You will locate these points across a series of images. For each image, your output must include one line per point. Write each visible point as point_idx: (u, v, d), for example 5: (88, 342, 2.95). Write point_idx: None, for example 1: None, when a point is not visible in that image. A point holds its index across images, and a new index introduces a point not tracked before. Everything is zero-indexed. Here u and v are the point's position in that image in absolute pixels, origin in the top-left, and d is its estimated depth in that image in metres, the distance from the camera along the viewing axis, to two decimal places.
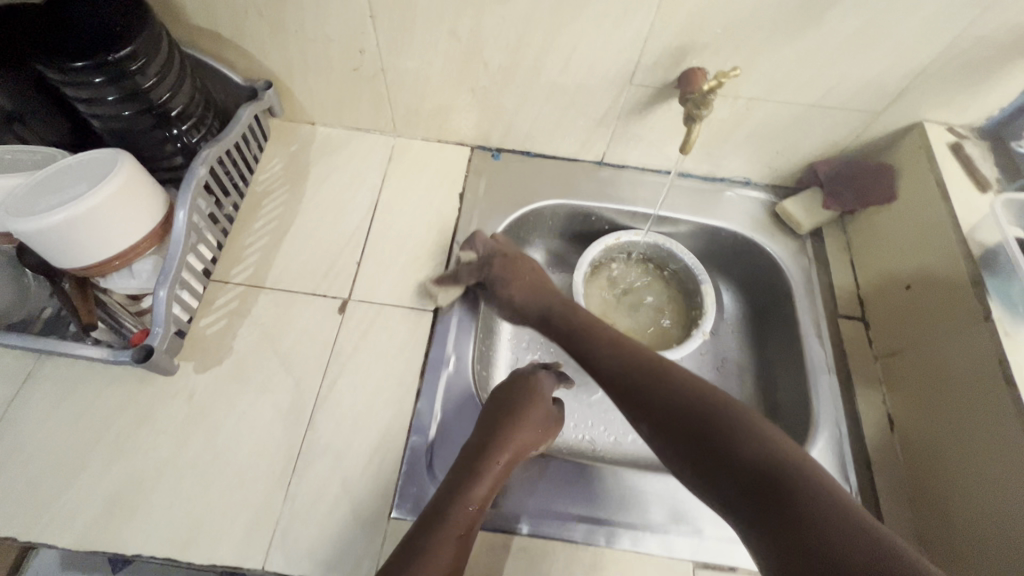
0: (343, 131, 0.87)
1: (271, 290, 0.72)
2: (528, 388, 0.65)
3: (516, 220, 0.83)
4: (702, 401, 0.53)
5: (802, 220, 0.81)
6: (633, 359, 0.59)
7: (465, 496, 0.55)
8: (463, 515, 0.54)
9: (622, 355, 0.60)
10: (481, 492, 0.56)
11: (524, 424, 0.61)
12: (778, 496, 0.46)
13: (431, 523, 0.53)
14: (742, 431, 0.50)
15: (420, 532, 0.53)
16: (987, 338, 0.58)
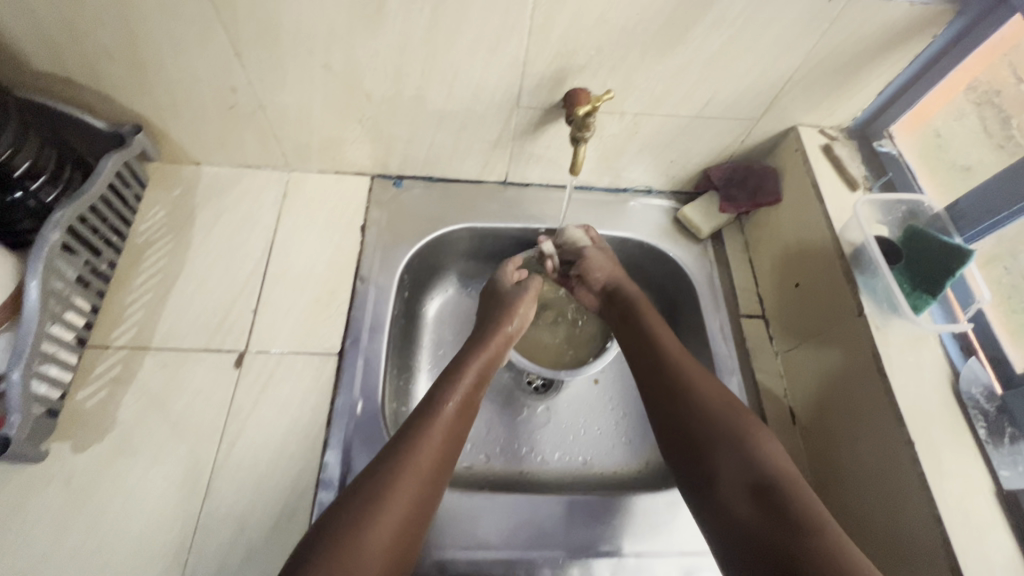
0: (231, 169, 0.82)
1: (158, 351, 0.67)
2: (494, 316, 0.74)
3: (423, 248, 0.81)
4: (729, 414, 0.61)
5: (700, 224, 0.84)
6: (683, 362, 0.66)
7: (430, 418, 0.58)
8: (427, 437, 0.56)
9: (675, 353, 0.68)
10: (447, 416, 0.59)
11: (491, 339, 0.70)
12: (767, 501, 0.54)
13: (401, 440, 0.55)
14: (755, 444, 0.58)
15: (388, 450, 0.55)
16: (862, 333, 0.61)
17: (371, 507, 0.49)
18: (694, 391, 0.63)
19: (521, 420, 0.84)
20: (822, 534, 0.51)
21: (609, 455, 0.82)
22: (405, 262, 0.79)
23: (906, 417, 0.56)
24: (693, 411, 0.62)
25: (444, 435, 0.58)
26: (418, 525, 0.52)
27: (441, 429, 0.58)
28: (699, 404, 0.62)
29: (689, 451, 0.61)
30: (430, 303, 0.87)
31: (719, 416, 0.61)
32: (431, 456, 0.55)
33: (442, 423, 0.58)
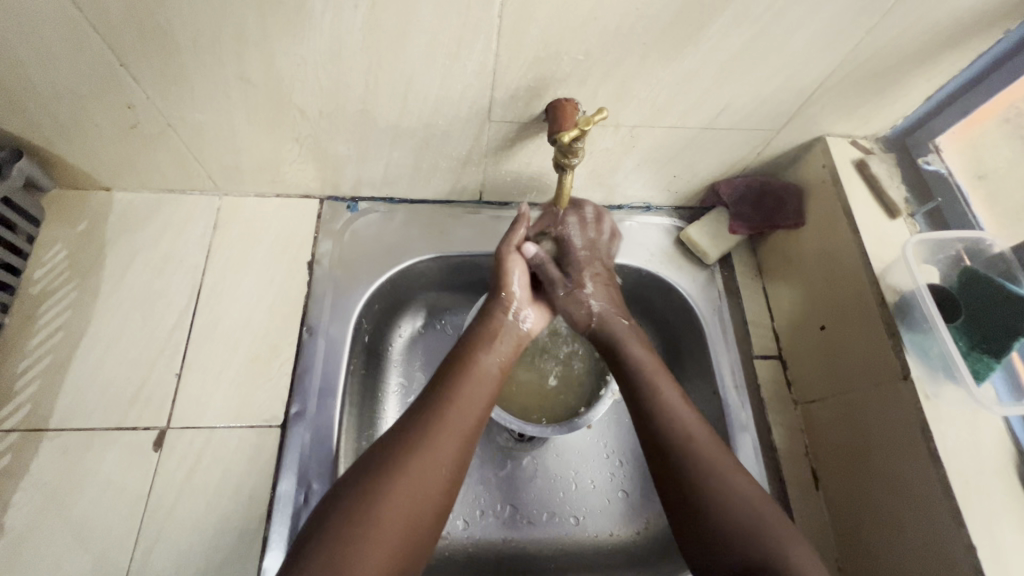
0: (150, 195, 0.68)
1: (57, 433, 0.55)
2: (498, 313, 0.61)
3: (383, 285, 0.69)
4: (759, 527, 0.46)
5: (707, 248, 0.72)
6: (703, 452, 0.50)
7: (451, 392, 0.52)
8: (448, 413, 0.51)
9: (687, 429, 0.51)
10: (450, 423, 0.50)
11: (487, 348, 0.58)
12: None
13: (423, 414, 0.50)
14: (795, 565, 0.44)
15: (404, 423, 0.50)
16: (908, 403, 0.51)
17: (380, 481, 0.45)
18: (719, 493, 0.48)
19: (504, 476, 0.74)
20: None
21: (604, 515, 0.72)
22: (361, 305, 0.66)
23: (963, 511, 0.47)
24: (715, 512, 0.47)
25: (466, 417, 0.51)
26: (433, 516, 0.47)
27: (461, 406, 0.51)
28: (724, 507, 0.47)
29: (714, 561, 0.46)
30: (395, 341, 0.74)
31: (750, 526, 0.46)
32: (451, 436, 0.49)
33: (462, 401, 0.52)
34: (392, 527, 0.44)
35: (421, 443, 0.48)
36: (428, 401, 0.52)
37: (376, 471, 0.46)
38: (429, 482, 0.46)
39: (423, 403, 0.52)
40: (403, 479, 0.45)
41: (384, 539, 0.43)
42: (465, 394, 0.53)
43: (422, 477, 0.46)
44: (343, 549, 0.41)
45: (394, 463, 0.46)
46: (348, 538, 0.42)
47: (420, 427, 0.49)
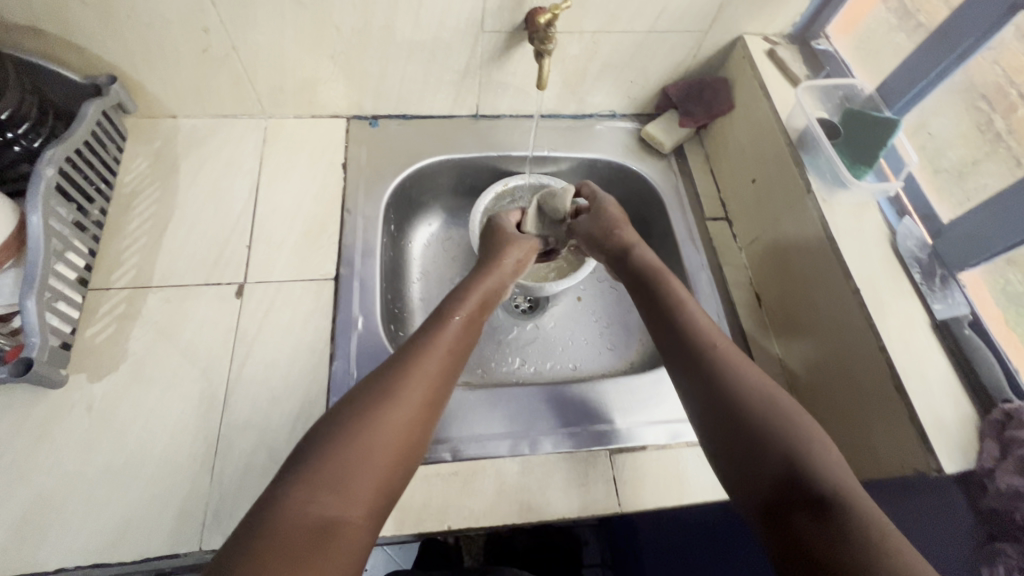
0: (209, 120, 0.84)
1: (160, 288, 0.70)
2: (452, 301, 0.67)
3: (403, 182, 0.85)
4: (790, 423, 0.50)
5: (663, 139, 0.89)
6: (744, 373, 0.55)
7: (411, 371, 0.56)
8: (407, 394, 0.54)
9: (738, 359, 0.57)
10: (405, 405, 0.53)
11: (443, 332, 0.62)
12: (780, 464, 0.48)
13: (371, 385, 0.54)
14: (807, 447, 0.48)
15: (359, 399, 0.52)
16: (811, 207, 0.68)
17: (352, 448, 0.48)
18: (746, 397, 0.53)
19: (511, 338, 0.89)
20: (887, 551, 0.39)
21: (596, 361, 0.88)
22: (388, 193, 0.83)
23: (851, 269, 0.63)
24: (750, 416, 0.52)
25: (423, 395, 0.55)
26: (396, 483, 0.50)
27: (421, 383, 0.55)
28: (760, 411, 0.52)
29: (757, 477, 0.49)
30: (415, 236, 0.91)
31: (785, 420, 0.51)
32: (411, 412, 0.53)
33: (420, 381, 0.55)
34: (364, 493, 0.47)
35: (375, 422, 0.50)
36: (388, 380, 0.54)
37: (334, 445, 0.48)
38: (389, 454, 0.50)
39: (378, 382, 0.54)
40: (363, 449, 0.48)
41: (360, 503, 0.46)
42: (418, 375, 0.56)
43: (381, 451, 0.49)
44: (322, 513, 0.44)
45: (351, 438, 0.49)
46: (318, 502, 0.44)
47: (380, 409, 0.51)
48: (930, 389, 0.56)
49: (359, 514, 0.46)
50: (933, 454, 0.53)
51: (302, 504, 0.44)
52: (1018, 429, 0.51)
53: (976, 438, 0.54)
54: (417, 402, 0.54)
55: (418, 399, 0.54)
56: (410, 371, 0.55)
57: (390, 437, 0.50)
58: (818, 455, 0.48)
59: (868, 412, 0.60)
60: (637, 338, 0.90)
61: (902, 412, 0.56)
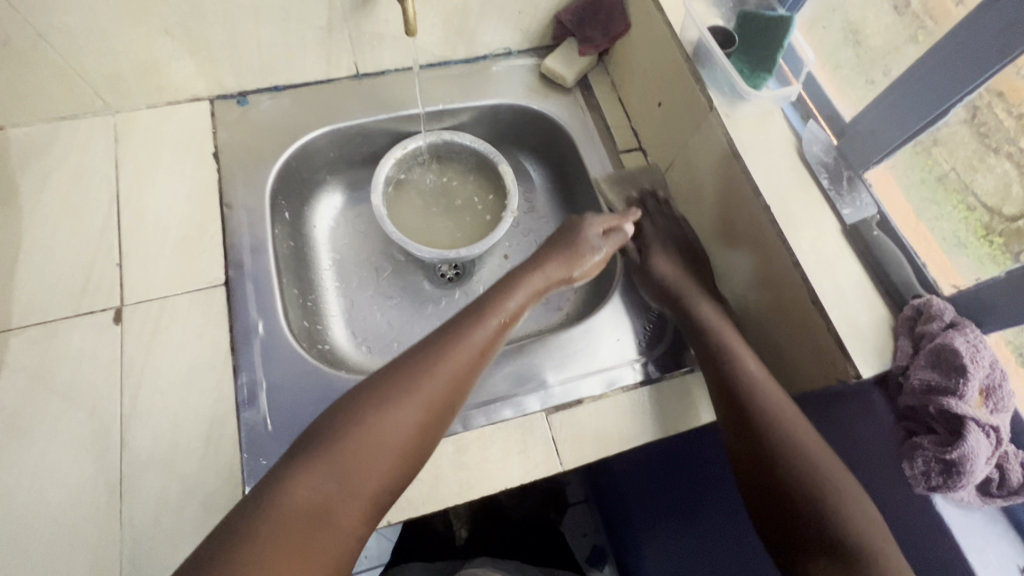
0: (43, 126, 0.72)
1: (22, 329, 0.62)
2: (506, 286, 0.64)
3: (288, 163, 0.77)
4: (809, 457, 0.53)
5: (563, 72, 0.83)
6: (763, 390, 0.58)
7: (435, 360, 0.54)
8: (424, 388, 0.53)
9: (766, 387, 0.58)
10: (417, 400, 0.52)
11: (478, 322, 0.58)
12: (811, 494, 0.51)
13: (404, 362, 0.54)
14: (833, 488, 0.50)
15: (379, 383, 0.53)
16: (716, 125, 0.64)
17: (353, 433, 0.49)
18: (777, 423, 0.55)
19: (440, 311, 0.84)
20: (861, 525, 0.48)
21: None
22: (271, 179, 0.75)
23: (760, 186, 0.60)
24: (760, 405, 0.57)
25: (438, 391, 0.53)
26: (398, 482, 0.51)
27: (447, 379, 0.54)
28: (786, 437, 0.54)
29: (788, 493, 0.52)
30: (319, 219, 0.84)
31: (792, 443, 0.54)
32: (428, 412, 0.52)
33: (440, 373, 0.54)
34: (363, 491, 0.48)
35: (388, 420, 0.50)
36: (415, 371, 0.53)
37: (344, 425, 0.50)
38: (390, 455, 0.50)
39: (401, 370, 0.54)
40: (363, 444, 0.49)
41: (360, 497, 0.48)
42: (438, 368, 0.54)
43: (387, 448, 0.50)
44: (319, 494, 0.47)
45: (353, 428, 0.49)
46: (315, 490, 0.47)
47: (398, 401, 0.51)
48: (845, 298, 0.55)
49: (353, 509, 0.48)
50: (851, 362, 0.53)
51: (304, 487, 0.46)
52: (929, 323, 0.51)
53: (891, 338, 0.54)
54: (433, 398, 0.53)
55: (434, 394, 0.53)
56: (431, 361, 0.54)
57: (390, 441, 0.50)
58: (841, 493, 0.50)
59: (792, 328, 0.59)
60: None
61: (820, 324, 0.55)
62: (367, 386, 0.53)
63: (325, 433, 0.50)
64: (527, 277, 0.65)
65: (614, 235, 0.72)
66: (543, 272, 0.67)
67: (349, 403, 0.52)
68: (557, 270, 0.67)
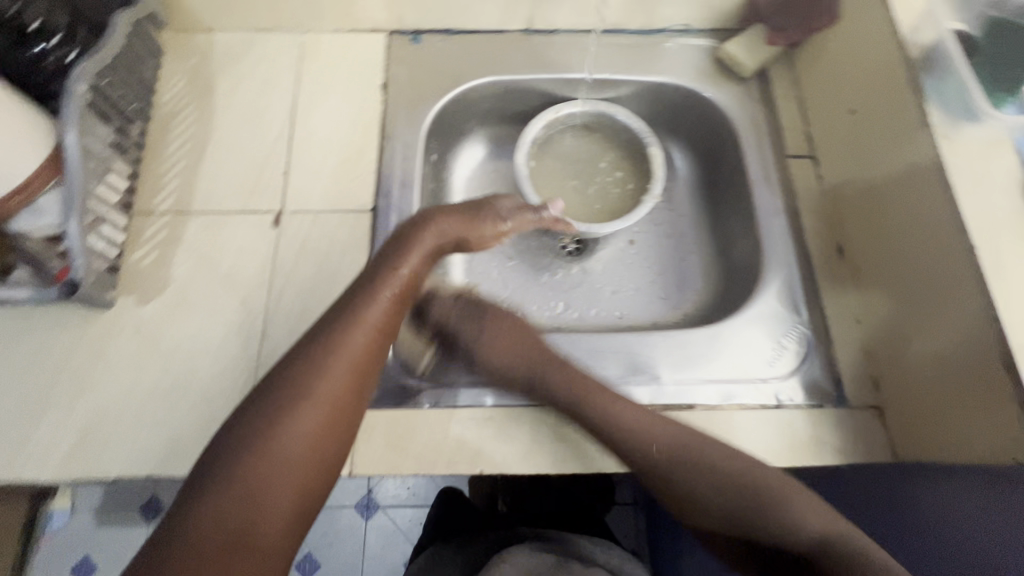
0: (244, 34, 0.79)
1: (200, 214, 0.69)
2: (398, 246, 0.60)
3: (445, 107, 0.79)
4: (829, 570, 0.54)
5: (744, 61, 0.77)
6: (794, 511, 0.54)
7: (309, 376, 0.47)
8: (311, 403, 0.47)
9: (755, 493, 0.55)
10: (317, 414, 0.47)
11: (360, 325, 0.51)
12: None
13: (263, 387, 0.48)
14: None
15: (261, 401, 0.47)
16: (926, 144, 0.56)
17: (257, 455, 0.44)
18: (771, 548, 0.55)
19: (555, 282, 0.84)
20: None
21: (643, 310, 0.82)
22: (429, 119, 0.77)
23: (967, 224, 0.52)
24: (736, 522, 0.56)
25: (336, 395, 0.48)
26: (316, 489, 0.46)
27: (328, 392, 0.48)
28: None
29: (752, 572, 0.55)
30: (459, 166, 0.86)
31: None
32: (320, 423, 0.47)
33: (315, 384, 0.47)
34: (280, 511, 0.44)
35: (286, 437, 0.45)
36: (272, 393, 0.47)
37: (239, 452, 0.44)
38: (296, 469, 0.45)
39: (264, 395, 0.47)
40: (263, 470, 0.44)
41: (275, 520, 0.44)
42: (317, 378, 0.48)
43: (292, 467, 0.45)
44: (236, 521, 0.42)
45: (254, 444, 0.44)
46: (232, 520, 0.42)
47: (293, 413, 0.46)
48: None
49: (274, 529, 0.43)
50: None
51: (219, 510, 0.42)
52: None
53: None
54: (324, 411, 0.47)
55: (325, 408, 0.47)
56: (319, 367, 0.48)
57: (287, 463, 0.45)
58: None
59: (965, 392, 0.52)
60: (692, 288, 0.82)
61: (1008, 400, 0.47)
62: (242, 411, 0.47)
63: (219, 462, 0.44)
64: (422, 236, 0.61)
65: (530, 214, 0.70)
66: (433, 229, 0.62)
67: (231, 430, 0.46)
68: (454, 225, 0.63)
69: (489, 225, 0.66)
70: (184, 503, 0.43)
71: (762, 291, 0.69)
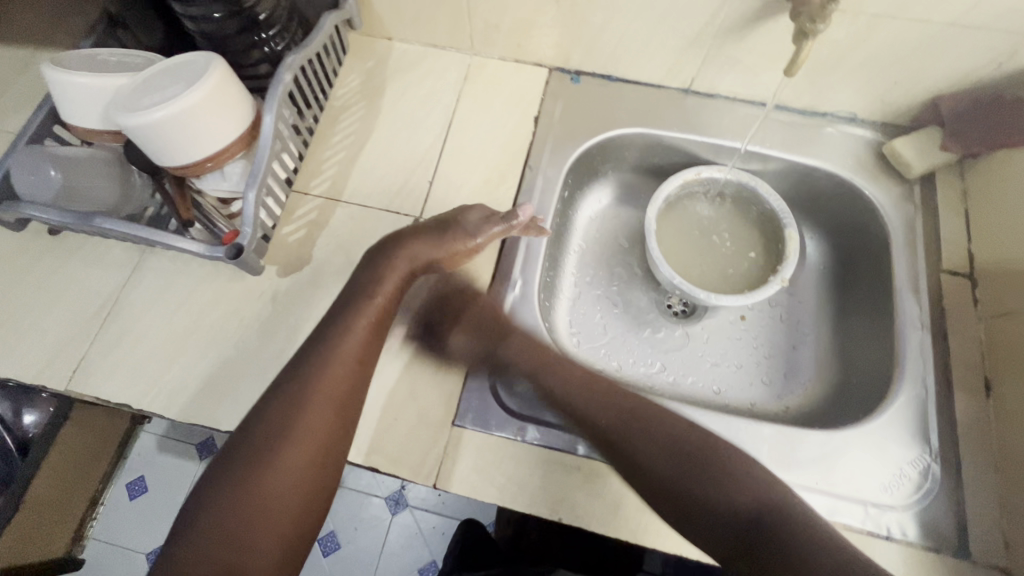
0: (420, 48, 0.84)
1: (348, 204, 0.74)
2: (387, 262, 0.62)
3: (590, 149, 0.80)
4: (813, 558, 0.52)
5: (911, 162, 0.73)
6: None
7: (292, 411, 0.52)
8: (298, 436, 0.52)
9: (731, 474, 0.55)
10: (302, 449, 0.52)
11: (338, 360, 0.55)
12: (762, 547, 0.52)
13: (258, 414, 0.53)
14: None
15: (257, 432, 0.52)
16: None
17: (250, 485, 0.49)
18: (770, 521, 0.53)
19: (656, 340, 0.82)
20: None
21: (744, 391, 0.78)
22: (573, 157, 0.78)
23: None
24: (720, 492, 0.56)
25: (316, 430, 0.53)
26: (310, 511, 0.52)
27: (310, 424, 0.52)
28: None
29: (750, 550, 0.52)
30: (585, 206, 0.87)
31: None
32: (309, 455, 0.52)
33: (305, 417, 0.52)
34: (272, 537, 0.49)
35: (277, 467, 0.50)
36: (266, 431, 0.52)
37: (234, 480, 0.50)
38: (288, 497, 0.51)
39: (261, 424, 0.52)
40: (252, 500, 0.49)
41: (268, 543, 0.49)
42: (308, 411, 0.53)
43: (284, 496, 0.50)
44: (229, 543, 0.48)
45: (246, 475, 0.50)
46: (226, 545, 0.48)
47: (283, 447, 0.51)
48: None
49: (268, 550, 0.49)
50: None
51: (214, 533, 0.48)
52: None
53: None
54: (311, 443, 0.52)
55: (312, 439, 0.52)
56: (300, 401, 0.53)
57: (279, 491, 0.50)
58: None
59: None
60: (801, 382, 0.78)
61: None
62: (231, 450, 0.52)
63: (212, 491, 0.50)
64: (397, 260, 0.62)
65: (498, 224, 0.67)
66: (406, 253, 0.63)
67: (228, 459, 0.51)
68: (425, 250, 0.64)
69: (461, 244, 0.65)
70: (189, 524, 0.49)
71: (886, 410, 0.64)
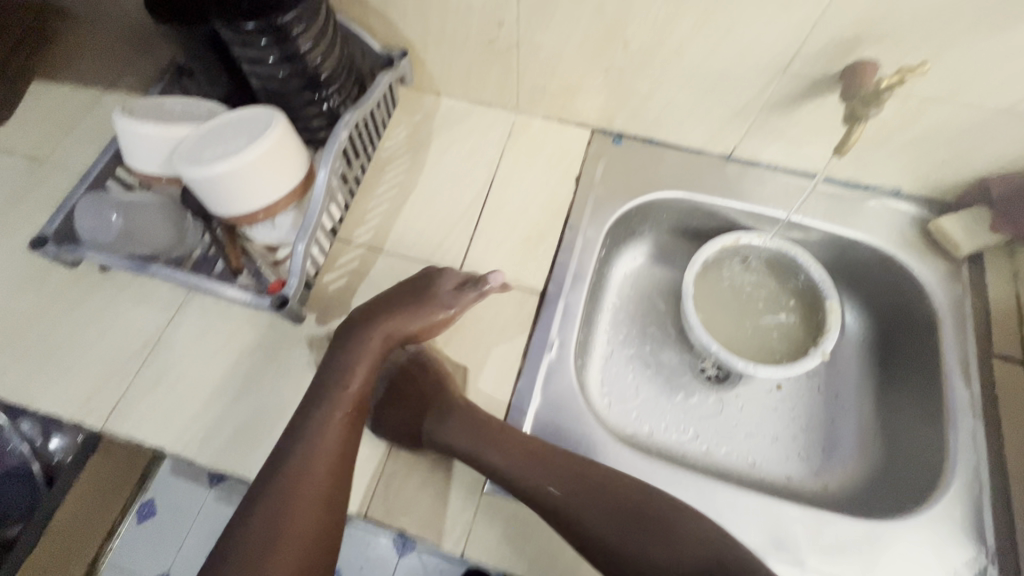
0: (466, 104, 0.87)
1: (390, 255, 0.75)
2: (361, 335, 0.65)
3: (630, 210, 0.81)
4: None
5: (960, 241, 0.72)
6: None
7: (278, 513, 0.55)
8: (285, 540, 0.54)
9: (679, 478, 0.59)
10: (290, 551, 0.54)
11: (317, 457, 0.57)
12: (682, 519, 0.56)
13: (243, 522, 0.55)
14: None
15: (244, 540, 0.54)
16: None
17: None
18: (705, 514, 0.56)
19: (689, 405, 0.80)
20: None
21: (781, 466, 0.75)
22: (613, 218, 0.79)
23: None
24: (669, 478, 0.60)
25: (304, 530, 0.55)
26: None
27: (297, 526, 0.55)
28: None
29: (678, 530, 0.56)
30: (621, 265, 0.87)
31: None
32: (300, 556, 0.55)
33: (292, 519, 0.55)
34: None
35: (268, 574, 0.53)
36: (255, 540, 0.54)
37: None
38: None
39: (251, 531, 0.55)
40: None
41: None
42: (295, 513, 0.55)
43: None
44: None
45: None
46: None
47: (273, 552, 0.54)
48: None
49: None
50: None
51: None
52: None
53: None
54: (300, 545, 0.55)
55: (302, 539, 0.55)
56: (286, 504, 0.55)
57: None
58: None
59: None
60: (842, 461, 0.75)
61: None
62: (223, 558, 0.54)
63: None
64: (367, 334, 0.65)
65: (470, 291, 0.67)
66: (373, 326, 0.65)
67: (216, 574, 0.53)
68: (393, 320, 0.65)
69: (429, 309, 0.66)
70: None
71: (935, 503, 0.62)
